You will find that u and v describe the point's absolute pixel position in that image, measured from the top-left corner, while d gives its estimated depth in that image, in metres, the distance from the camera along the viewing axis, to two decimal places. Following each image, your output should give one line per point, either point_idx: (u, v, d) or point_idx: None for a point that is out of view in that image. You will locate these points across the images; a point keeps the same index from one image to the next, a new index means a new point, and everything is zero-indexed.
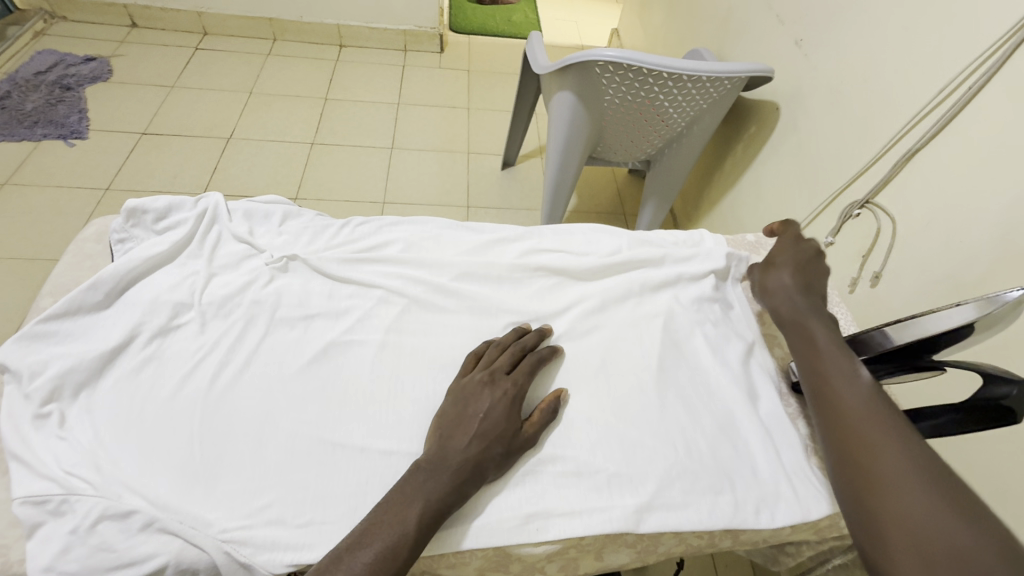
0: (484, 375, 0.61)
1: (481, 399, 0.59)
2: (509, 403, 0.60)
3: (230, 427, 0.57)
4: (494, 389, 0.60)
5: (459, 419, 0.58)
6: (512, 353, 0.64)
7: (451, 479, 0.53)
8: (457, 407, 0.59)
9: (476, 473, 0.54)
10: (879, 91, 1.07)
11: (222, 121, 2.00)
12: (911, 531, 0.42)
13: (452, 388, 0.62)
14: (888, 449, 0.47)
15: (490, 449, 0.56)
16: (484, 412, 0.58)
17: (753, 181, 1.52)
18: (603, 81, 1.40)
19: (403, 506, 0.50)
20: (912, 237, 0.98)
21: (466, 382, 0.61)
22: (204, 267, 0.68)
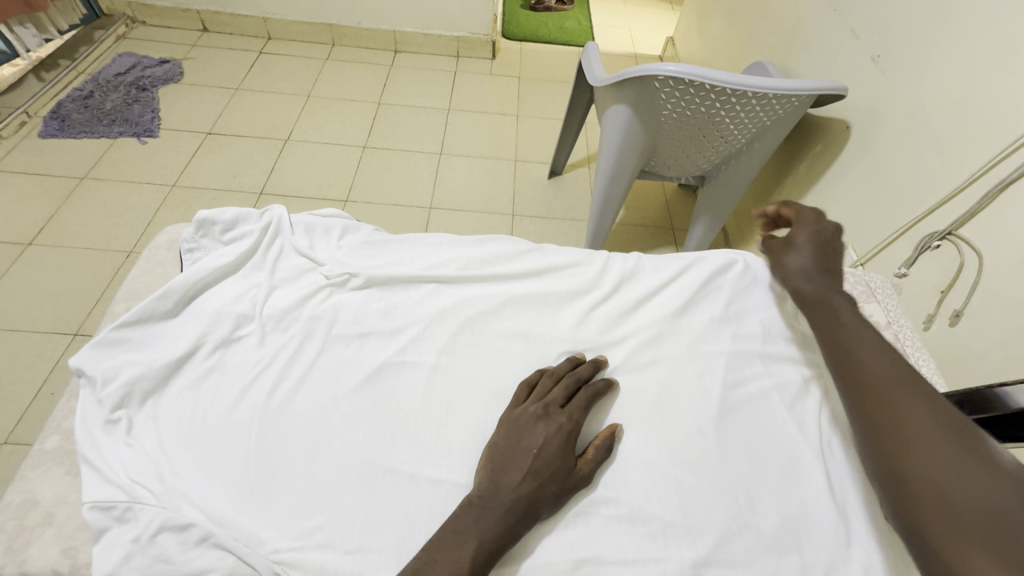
0: (539, 408, 0.60)
1: (535, 433, 0.58)
2: (564, 438, 0.58)
3: (284, 444, 0.57)
4: (549, 423, 0.58)
5: (512, 452, 0.56)
6: (567, 385, 0.62)
7: (504, 517, 0.51)
8: (510, 440, 0.57)
9: (529, 511, 0.53)
10: (969, 114, 0.98)
11: (281, 123, 2.07)
12: (937, 480, 0.44)
13: (505, 418, 0.60)
14: (910, 407, 0.49)
15: (545, 487, 0.54)
16: (538, 447, 0.56)
17: (817, 202, 1.44)
18: (662, 95, 1.36)
19: (457, 543, 0.50)
20: (1002, 277, 0.90)
21: (519, 413, 0.60)
22: (266, 279, 0.69)
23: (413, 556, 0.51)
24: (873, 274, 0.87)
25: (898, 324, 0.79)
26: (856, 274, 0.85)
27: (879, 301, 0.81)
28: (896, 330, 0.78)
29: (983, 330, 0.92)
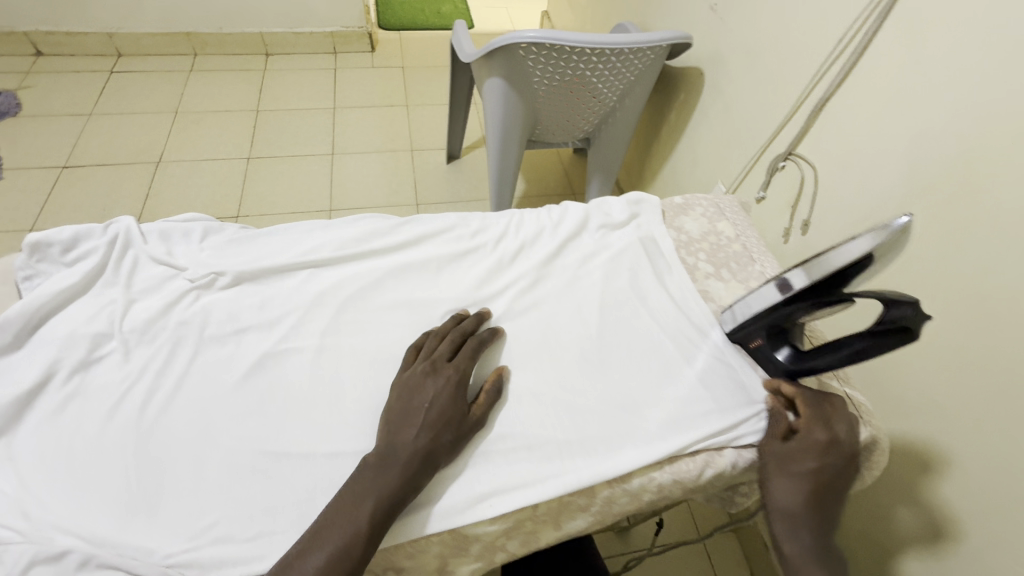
0: (426, 366, 0.62)
1: (424, 389, 0.60)
2: (453, 389, 0.60)
3: (165, 452, 0.56)
4: (436, 378, 0.61)
5: (405, 411, 0.58)
6: (451, 341, 0.65)
7: (403, 470, 0.53)
8: (403, 400, 0.59)
9: (428, 461, 0.55)
10: (788, 47, 1.11)
11: (149, 144, 1.91)
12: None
13: (396, 382, 0.62)
14: (791, 537, 0.56)
15: (441, 436, 0.57)
16: (429, 401, 0.58)
17: (689, 146, 1.56)
18: (529, 63, 1.40)
19: (355, 505, 0.51)
20: (830, 184, 1.03)
21: (408, 375, 0.62)
22: (122, 294, 0.66)
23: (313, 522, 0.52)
24: (724, 196, 0.95)
25: (746, 235, 0.87)
26: (708, 198, 0.93)
27: (728, 219, 0.89)
28: (745, 240, 0.87)
29: (827, 232, 1.05)
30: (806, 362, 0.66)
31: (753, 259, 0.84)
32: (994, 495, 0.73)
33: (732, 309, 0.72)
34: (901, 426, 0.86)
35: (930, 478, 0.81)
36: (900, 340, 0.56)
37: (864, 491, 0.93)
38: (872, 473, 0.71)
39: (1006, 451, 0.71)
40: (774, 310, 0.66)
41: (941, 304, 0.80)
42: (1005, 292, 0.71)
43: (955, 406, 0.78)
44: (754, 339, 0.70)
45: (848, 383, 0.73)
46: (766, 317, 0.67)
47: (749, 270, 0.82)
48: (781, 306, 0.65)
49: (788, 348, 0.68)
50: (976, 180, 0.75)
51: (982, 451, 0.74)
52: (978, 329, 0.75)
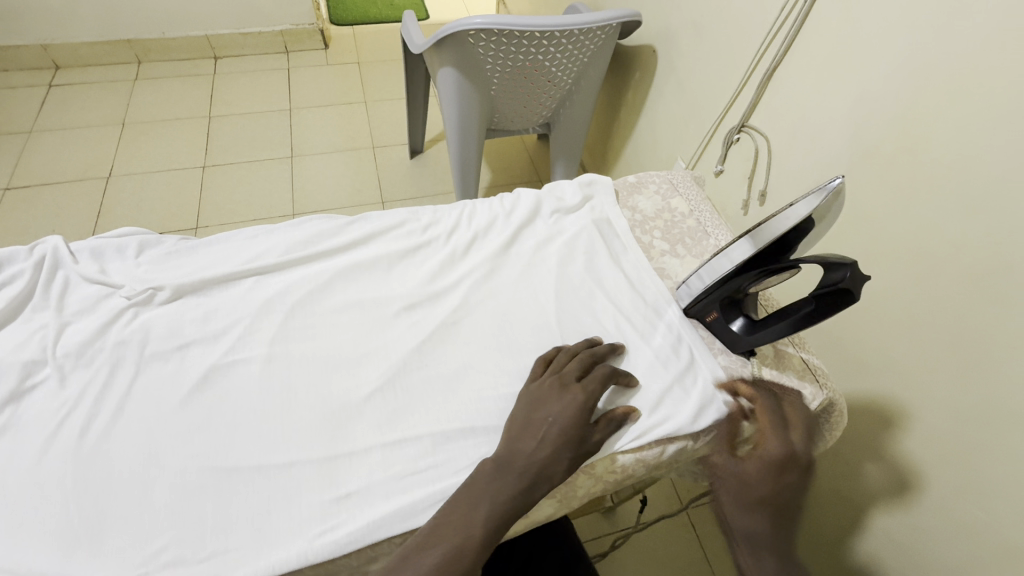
0: (554, 380, 0.61)
1: (550, 404, 0.59)
2: (579, 410, 0.59)
3: (108, 478, 0.53)
4: (565, 395, 0.59)
5: (525, 423, 0.58)
6: (581, 359, 0.63)
7: (519, 482, 0.54)
8: (525, 412, 0.59)
9: (543, 476, 0.55)
10: (733, 18, 1.10)
11: (96, 160, 1.83)
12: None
13: (523, 392, 0.62)
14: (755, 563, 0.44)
15: (558, 453, 0.56)
16: (552, 416, 0.58)
17: (647, 125, 1.55)
18: (479, 50, 1.38)
19: (468, 513, 0.52)
20: (781, 153, 1.03)
21: (536, 387, 0.61)
22: (54, 318, 0.63)
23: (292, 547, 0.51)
24: (678, 171, 0.95)
25: (701, 209, 0.87)
26: (661, 175, 0.92)
27: (681, 194, 0.89)
28: (699, 215, 0.87)
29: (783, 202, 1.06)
30: (758, 331, 0.66)
31: (708, 233, 0.84)
32: (949, 444, 0.75)
33: (686, 284, 0.73)
34: (862, 385, 0.88)
35: (893, 435, 0.83)
36: (841, 302, 0.57)
37: (834, 451, 0.94)
38: (833, 434, 0.73)
39: (959, 401, 0.73)
40: (724, 282, 0.67)
41: (891, 265, 0.81)
42: (949, 247, 0.73)
43: (910, 363, 0.80)
44: (710, 312, 0.71)
45: (804, 347, 0.73)
46: (718, 289, 0.68)
47: (704, 245, 0.82)
48: (729, 278, 0.66)
49: (742, 319, 0.69)
50: (916, 140, 0.76)
51: (937, 404, 0.76)
52: (926, 286, 0.76)
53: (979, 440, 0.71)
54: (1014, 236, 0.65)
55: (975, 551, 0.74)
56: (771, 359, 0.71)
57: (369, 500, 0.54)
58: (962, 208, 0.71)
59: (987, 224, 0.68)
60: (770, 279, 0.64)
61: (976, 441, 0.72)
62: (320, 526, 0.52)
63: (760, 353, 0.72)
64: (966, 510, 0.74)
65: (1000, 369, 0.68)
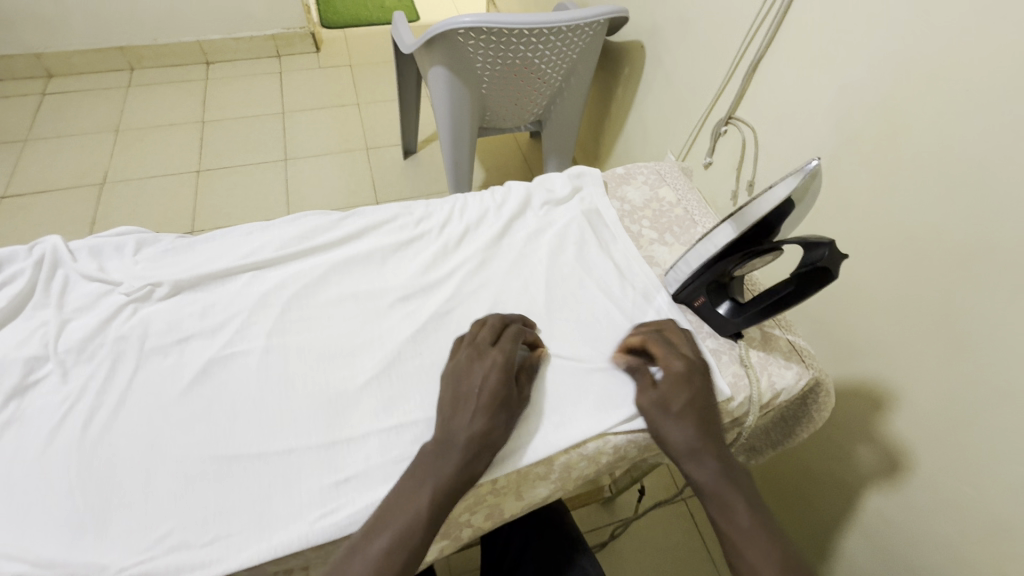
0: (471, 352, 0.62)
1: (473, 373, 0.60)
2: (502, 371, 0.60)
3: (112, 467, 0.55)
4: (485, 361, 0.61)
5: (455, 397, 0.59)
6: (493, 326, 0.65)
7: (461, 458, 0.55)
8: (452, 387, 0.60)
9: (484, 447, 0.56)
10: (717, 12, 1.12)
11: (91, 167, 1.84)
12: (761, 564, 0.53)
13: (445, 370, 0.63)
14: (697, 467, 0.58)
15: (494, 420, 0.58)
16: (478, 386, 0.59)
17: (637, 119, 1.57)
18: (469, 49, 1.39)
19: (413, 491, 0.53)
20: (766, 144, 1.05)
21: (455, 361, 0.63)
22: (55, 315, 0.64)
23: (294, 529, 0.52)
24: (665, 162, 0.97)
25: (688, 199, 0.89)
26: (649, 166, 0.94)
27: (668, 184, 0.91)
28: (686, 204, 0.88)
29: None
30: (744, 313, 0.68)
31: (695, 221, 0.86)
32: (936, 421, 0.77)
33: (673, 270, 0.74)
34: (851, 367, 0.90)
35: (881, 414, 0.85)
36: (822, 281, 0.59)
37: (825, 433, 0.96)
38: (822, 414, 0.74)
39: (944, 378, 0.75)
40: (710, 266, 0.69)
41: (875, 248, 0.83)
42: (930, 228, 0.75)
43: (895, 344, 0.82)
44: (697, 297, 0.72)
45: (790, 330, 0.75)
46: (703, 274, 0.70)
47: (692, 233, 0.84)
48: (714, 262, 0.68)
49: (728, 302, 0.71)
50: (896, 125, 0.78)
51: (924, 382, 0.78)
52: (910, 266, 0.78)
53: (965, 415, 0.73)
54: (990, 216, 0.67)
55: (965, 525, 0.75)
56: (758, 341, 0.73)
57: (366, 483, 0.56)
58: (942, 189, 0.73)
59: (965, 204, 0.70)
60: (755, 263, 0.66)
61: (962, 417, 0.74)
62: (321, 509, 0.54)
63: (748, 336, 0.74)
64: (954, 484, 0.76)
65: (982, 345, 0.70)
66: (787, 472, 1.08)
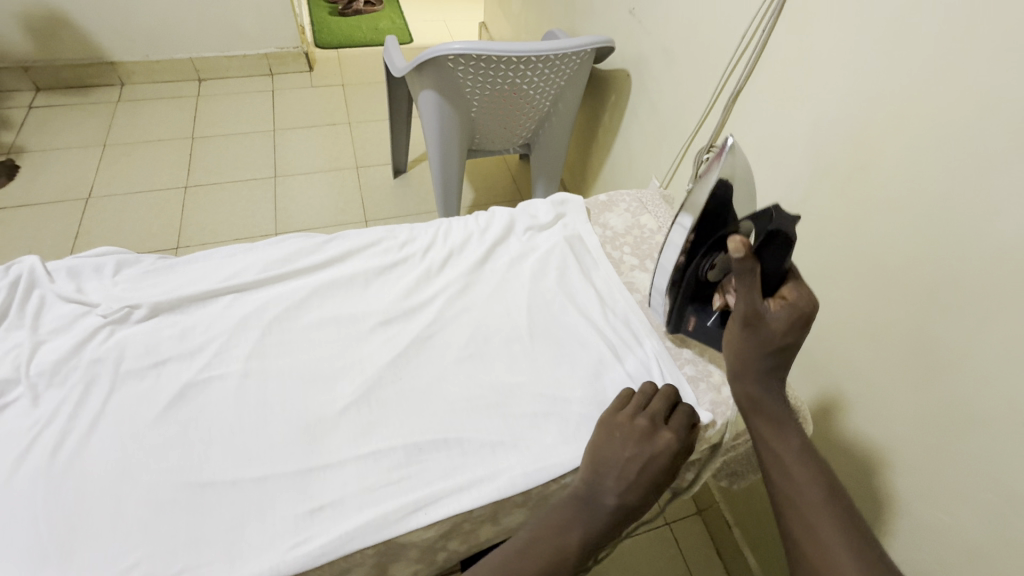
0: (648, 423, 0.60)
1: (643, 447, 0.58)
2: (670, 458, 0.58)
3: (79, 495, 0.54)
4: (658, 440, 0.58)
5: (618, 465, 0.57)
6: (669, 400, 0.63)
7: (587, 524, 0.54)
8: (615, 452, 0.58)
9: (627, 516, 0.56)
10: (698, 47, 1.16)
11: (77, 180, 1.83)
12: (832, 564, 0.48)
13: (605, 425, 0.60)
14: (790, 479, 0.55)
15: (644, 499, 0.56)
16: (644, 462, 0.57)
17: (623, 145, 1.60)
18: (459, 73, 1.42)
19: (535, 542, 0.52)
20: None
21: (625, 425, 0.60)
22: (28, 337, 0.63)
23: (266, 562, 0.51)
24: (648, 189, 0.99)
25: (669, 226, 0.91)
26: (631, 193, 0.96)
27: (650, 212, 0.93)
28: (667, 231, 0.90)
29: None
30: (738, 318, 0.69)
31: None
32: (912, 446, 0.78)
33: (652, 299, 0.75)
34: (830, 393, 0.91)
35: (861, 440, 0.86)
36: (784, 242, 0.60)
37: None
38: None
39: (921, 404, 0.76)
40: (683, 274, 0.70)
41: (851, 276, 0.85)
42: (902, 258, 0.77)
43: (871, 369, 0.83)
44: (690, 315, 0.73)
45: None
46: (681, 286, 0.70)
47: None
48: (685, 267, 0.69)
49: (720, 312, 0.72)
50: (864, 158, 0.81)
51: (898, 409, 0.79)
52: (885, 296, 0.80)
53: (940, 440, 0.74)
54: (956, 248, 0.70)
55: (944, 551, 0.76)
56: None
57: (341, 511, 0.55)
58: (912, 221, 0.75)
59: (934, 237, 0.72)
60: (720, 257, 0.66)
61: (936, 440, 0.75)
62: (294, 538, 0.53)
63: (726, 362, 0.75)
64: (929, 508, 0.77)
65: (950, 374, 0.72)
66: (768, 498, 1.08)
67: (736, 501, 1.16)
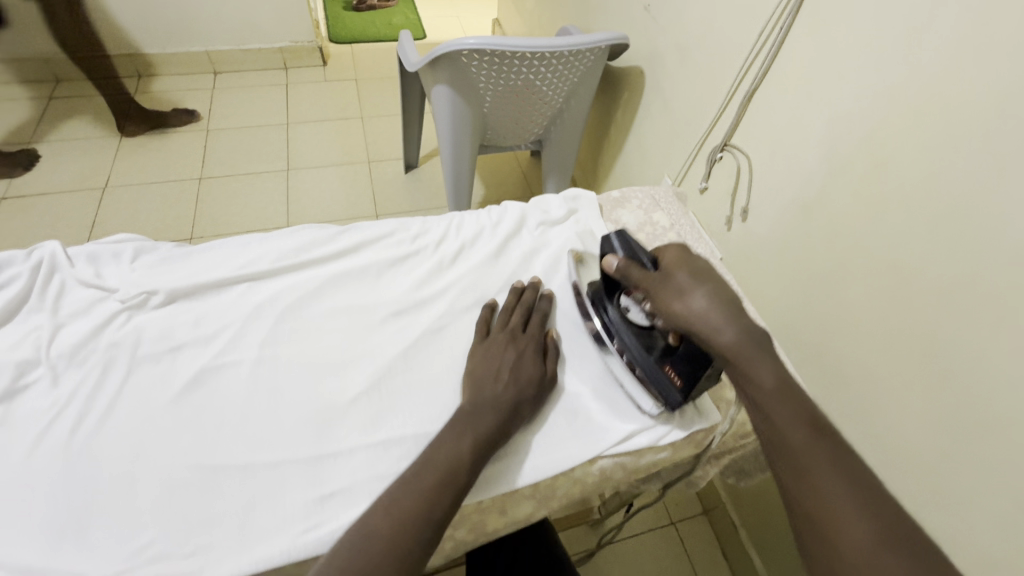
0: (505, 334, 0.68)
1: (503, 352, 0.66)
2: (530, 356, 0.66)
3: (97, 474, 0.55)
4: (516, 344, 0.67)
5: (489, 372, 0.64)
6: (521, 313, 0.72)
7: (494, 415, 0.59)
8: (484, 360, 0.66)
9: (514, 410, 0.61)
10: (713, 45, 1.15)
11: (94, 170, 1.86)
12: (844, 532, 0.42)
13: (475, 346, 0.68)
14: (776, 419, 0.49)
15: (524, 392, 0.62)
16: (507, 362, 0.65)
17: (635, 143, 1.60)
18: (473, 69, 1.42)
19: (453, 440, 0.56)
20: (762, 171, 1.06)
21: (489, 342, 0.68)
22: (49, 319, 0.65)
23: (276, 545, 0.52)
24: (661, 187, 0.98)
25: (681, 224, 0.91)
26: (645, 191, 0.96)
27: (663, 209, 0.92)
28: (679, 229, 0.90)
29: (763, 218, 1.07)
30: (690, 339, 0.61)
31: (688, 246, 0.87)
32: (921, 451, 0.78)
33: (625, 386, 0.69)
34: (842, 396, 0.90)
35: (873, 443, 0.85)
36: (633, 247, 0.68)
37: None
38: None
39: (932, 408, 0.76)
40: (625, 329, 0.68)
41: (866, 278, 0.84)
42: (915, 261, 0.76)
43: (883, 371, 0.82)
44: (662, 364, 0.64)
45: None
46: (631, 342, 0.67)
47: None
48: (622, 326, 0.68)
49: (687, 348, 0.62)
50: (881, 158, 0.80)
51: (908, 413, 0.79)
52: (897, 299, 0.79)
53: (950, 445, 0.74)
54: (975, 251, 0.69)
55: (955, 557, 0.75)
56: None
57: (351, 498, 0.56)
58: (926, 224, 0.74)
59: (952, 239, 0.71)
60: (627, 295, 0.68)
61: (945, 445, 0.74)
62: (304, 523, 0.54)
63: None
64: (938, 513, 0.77)
65: (960, 379, 0.71)
66: (774, 499, 1.07)
67: (741, 501, 1.16)
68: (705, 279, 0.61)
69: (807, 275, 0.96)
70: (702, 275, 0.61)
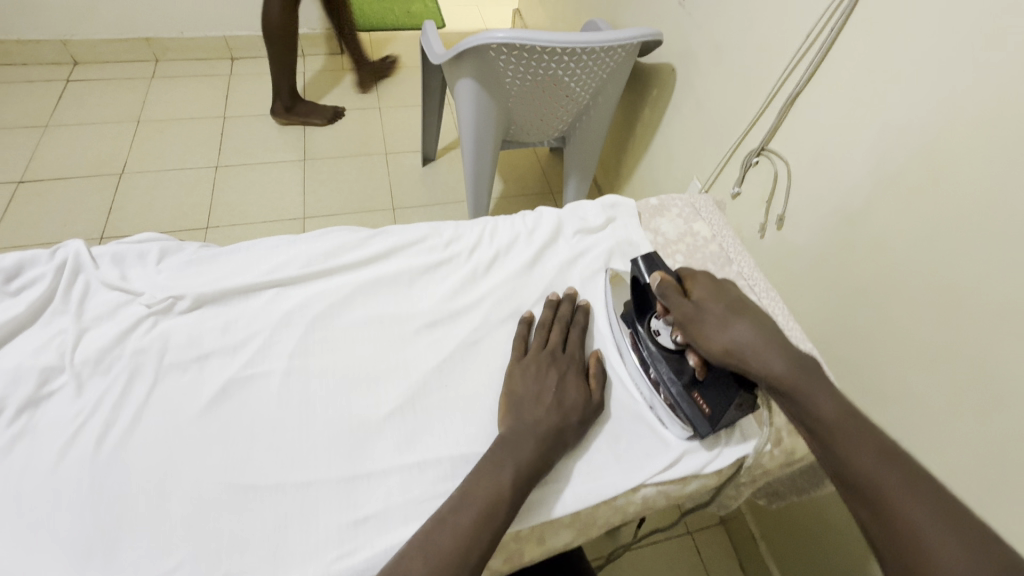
0: (546, 354, 0.65)
1: (547, 375, 0.63)
2: (573, 379, 0.64)
3: (124, 490, 0.52)
4: (557, 365, 0.65)
5: (532, 395, 0.61)
6: (560, 330, 0.69)
7: (536, 443, 0.56)
8: (525, 381, 0.63)
9: (558, 438, 0.58)
10: (754, 44, 1.09)
11: (109, 156, 1.83)
12: (942, 558, 0.42)
13: (513, 365, 0.65)
14: (847, 449, 0.50)
15: (568, 418, 0.60)
16: (551, 386, 0.62)
17: (663, 142, 1.54)
18: (500, 63, 1.37)
19: (496, 471, 0.54)
20: (803, 178, 0.99)
21: (528, 362, 0.65)
22: (72, 323, 0.62)
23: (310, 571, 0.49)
24: (700, 195, 0.94)
25: (722, 235, 0.87)
26: (684, 199, 0.92)
27: (703, 219, 0.88)
28: (721, 241, 0.86)
29: (802, 228, 1.00)
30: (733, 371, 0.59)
31: (730, 259, 0.84)
32: (961, 487, 0.72)
33: (653, 412, 0.65)
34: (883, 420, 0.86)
35: None
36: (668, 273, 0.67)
37: None
38: None
39: (978, 443, 0.70)
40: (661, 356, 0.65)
41: None
42: (968, 284, 0.71)
43: None
44: (690, 389, 0.62)
45: None
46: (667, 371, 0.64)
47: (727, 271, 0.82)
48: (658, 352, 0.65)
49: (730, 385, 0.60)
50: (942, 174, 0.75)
51: (952, 447, 0.73)
52: (945, 323, 0.73)
53: (997, 485, 0.68)
54: None
55: None
56: None
57: (386, 523, 0.53)
58: (987, 247, 0.68)
59: None
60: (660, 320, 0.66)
61: (988, 484, 0.69)
62: (338, 549, 0.51)
63: None
64: None
65: (1014, 416, 0.66)
66: (801, 518, 1.03)
67: (765, 517, 1.12)
68: (742, 310, 0.61)
69: (842, 291, 0.91)
70: (737, 307, 0.61)
